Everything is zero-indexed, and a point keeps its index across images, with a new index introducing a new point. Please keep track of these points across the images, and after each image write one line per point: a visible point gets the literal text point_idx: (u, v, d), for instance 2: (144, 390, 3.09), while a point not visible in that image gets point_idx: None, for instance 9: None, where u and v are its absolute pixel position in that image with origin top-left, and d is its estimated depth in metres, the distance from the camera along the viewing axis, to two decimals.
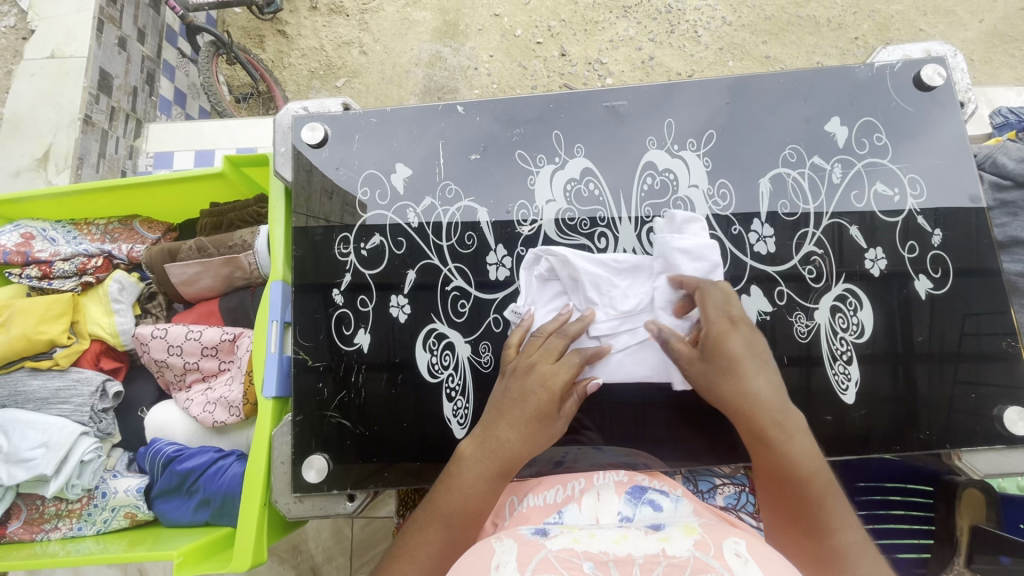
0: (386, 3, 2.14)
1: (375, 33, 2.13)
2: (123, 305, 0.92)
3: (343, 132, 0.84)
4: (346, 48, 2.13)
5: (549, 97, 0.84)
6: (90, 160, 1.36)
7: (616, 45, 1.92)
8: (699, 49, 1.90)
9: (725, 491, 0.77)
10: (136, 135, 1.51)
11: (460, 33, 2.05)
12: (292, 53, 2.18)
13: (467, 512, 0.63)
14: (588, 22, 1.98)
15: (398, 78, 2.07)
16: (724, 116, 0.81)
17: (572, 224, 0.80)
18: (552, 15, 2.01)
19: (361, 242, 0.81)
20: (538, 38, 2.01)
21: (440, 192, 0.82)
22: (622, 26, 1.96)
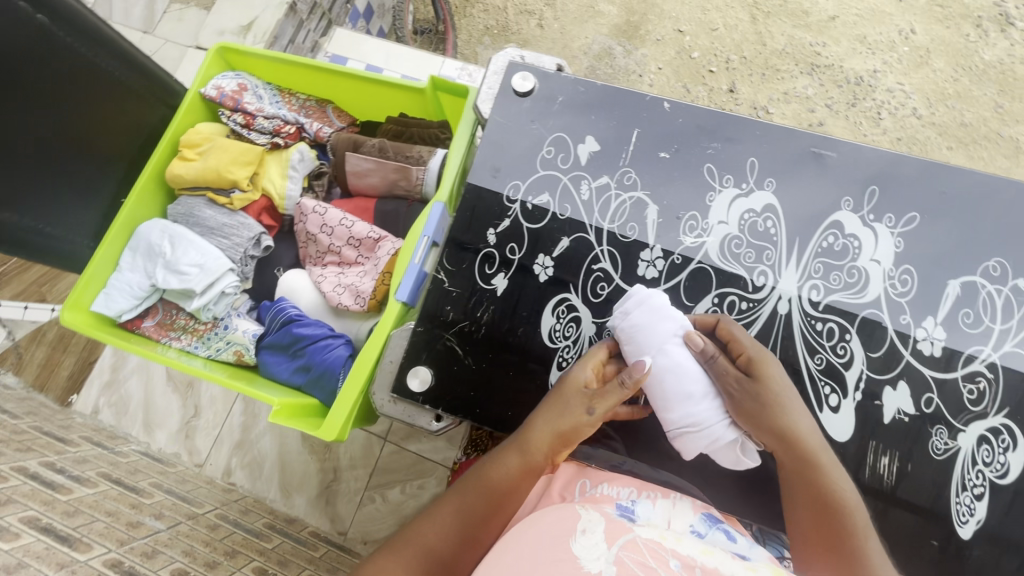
0: None
1: (558, 11, 2.16)
2: (297, 174, 1.01)
3: (550, 90, 0.87)
4: (527, 17, 2.19)
5: (757, 123, 0.82)
6: (284, 42, 1.48)
7: (789, 100, 1.84)
8: (876, 131, 1.79)
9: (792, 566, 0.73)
10: (324, 34, 1.63)
11: (638, 37, 2.04)
12: (474, 5, 2.26)
13: (505, 488, 0.65)
14: (769, 68, 1.91)
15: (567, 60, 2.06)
16: (934, 202, 0.76)
17: (736, 252, 0.78)
18: (735, 49, 1.95)
19: (529, 195, 0.83)
20: (712, 66, 1.96)
21: (619, 176, 0.82)
22: (802, 83, 1.88)
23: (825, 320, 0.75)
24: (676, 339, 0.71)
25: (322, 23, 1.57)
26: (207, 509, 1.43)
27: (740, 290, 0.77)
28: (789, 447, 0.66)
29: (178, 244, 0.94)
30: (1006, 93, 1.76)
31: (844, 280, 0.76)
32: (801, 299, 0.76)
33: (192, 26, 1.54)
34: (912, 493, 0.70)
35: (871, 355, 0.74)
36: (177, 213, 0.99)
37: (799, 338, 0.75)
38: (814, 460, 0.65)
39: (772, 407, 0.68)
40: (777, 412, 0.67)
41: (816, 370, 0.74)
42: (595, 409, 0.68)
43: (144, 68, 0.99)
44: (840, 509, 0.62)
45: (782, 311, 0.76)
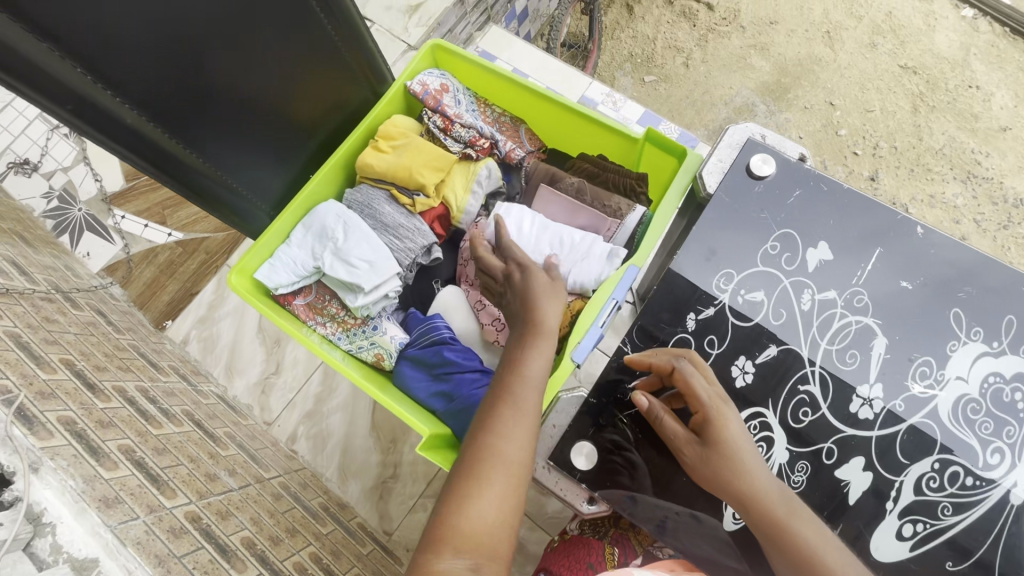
0: (734, 34, 2.22)
1: (707, 54, 2.21)
2: (480, 190, 0.98)
3: (789, 180, 0.79)
4: (673, 52, 2.24)
5: (1022, 277, 0.72)
6: (443, 30, 1.47)
7: (934, 204, 1.98)
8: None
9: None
10: (477, 27, 1.61)
11: (785, 100, 2.14)
12: (625, 30, 2.29)
13: (507, 465, 0.59)
14: (920, 165, 2.04)
15: (701, 107, 2.16)
16: None
17: (971, 418, 0.69)
18: (886, 137, 2.07)
19: (742, 288, 0.77)
20: (857, 148, 2.07)
21: (848, 295, 0.75)
22: (952, 190, 2.00)
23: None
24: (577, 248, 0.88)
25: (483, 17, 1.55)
26: (273, 474, 1.26)
27: (966, 460, 0.68)
28: (750, 510, 0.63)
29: (353, 234, 0.92)
30: None
31: None
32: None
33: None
34: None
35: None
36: (355, 200, 0.97)
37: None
38: (779, 520, 0.61)
39: (730, 467, 0.64)
40: (731, 470, 0.64)
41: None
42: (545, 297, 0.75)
43: (371, 57, 0.99)
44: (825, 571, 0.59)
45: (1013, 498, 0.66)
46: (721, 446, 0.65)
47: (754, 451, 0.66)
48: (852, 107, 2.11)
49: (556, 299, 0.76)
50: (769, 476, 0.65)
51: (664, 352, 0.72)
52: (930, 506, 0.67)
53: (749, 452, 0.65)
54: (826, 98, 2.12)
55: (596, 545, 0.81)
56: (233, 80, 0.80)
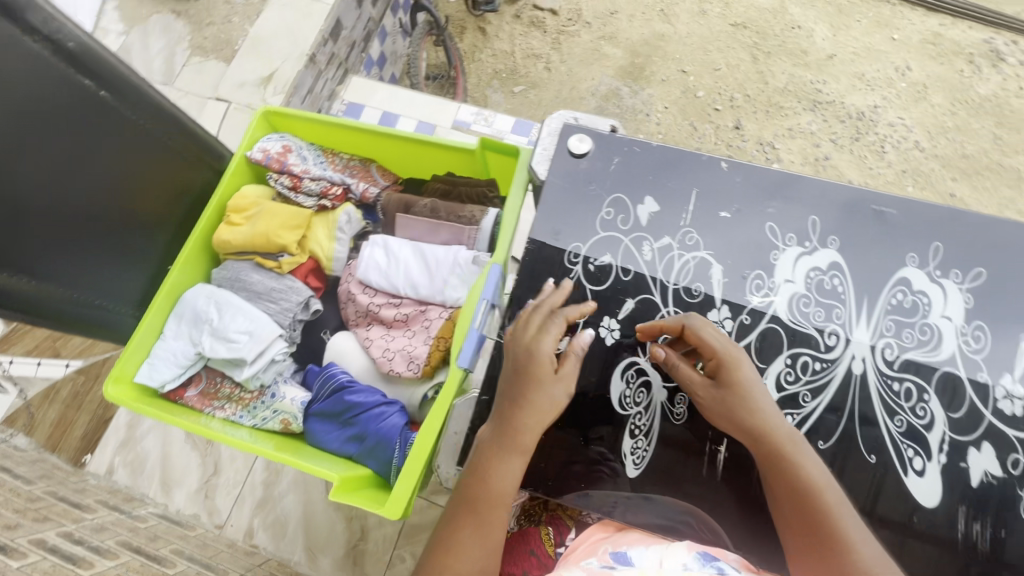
0: (583, 31, 2.40)
1: (564, 54, 2.38)
2: (345, 236, 1.00)
3: (605, 150, 0.87)
4: (534, 60, 2.39)
5: (814, 180, 0.83)
6: (301, 93, 1.50)
7: (793, 135, 2.18)
8: (881, 164, 2.12)
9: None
10: (339, 82, 1.66)
11: (644, 78, 2.31)
12: (484, 50, 2.44)
13: (509, 440, 0.68)
14: (772, 105, 2.24)
15: (572, 101, 2.30)
16: (998, 257, 0.77)
17: (805, 311, 0.78)
18: (738, 88, 2.27)
19: (591, 257, 0.83)
20: (717, 104, 2.25)
21: (681, 236, 0.82)
22: (806, 119, 2.20)
23: (903, 380, 0.74)
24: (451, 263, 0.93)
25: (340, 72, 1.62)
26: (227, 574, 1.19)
27: (811, 349, 0.76)
28: (757, 442, 0.67)
29: (226, 310, 0.92)
30: (1004, 127, 2.14)
31: (916, 337, 0.76)
32: (875, 357, 0.75)
33: (211, 78, 1.53)
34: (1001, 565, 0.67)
35: (952, 415, 0.72)
36: (224, 278, 0.97)
37: (878, 399, 0.73)
38: (792, 462, 0.65)
39: (737, 406, 0.68)
40: (745, 409, 0.68)
41: (898, 433, 0.72)
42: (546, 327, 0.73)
43: (195, 136, 0.99)
44: (822, 500, 0.63)
45: (857, 370, 0.75)
46: (727, 387, 0.69)
47: (770, 400, 0.69)
48: (702, 70, 2.30)
49: (551, 327, 0.74)
50: (785, 425, 0.68)
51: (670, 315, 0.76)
52: (795, 398, 0.75)
53: (759, 393, 0.69)
54: (678, 67, 2.31)
55: (534, 532, 0.84)
56: (41, 194, 0.78)
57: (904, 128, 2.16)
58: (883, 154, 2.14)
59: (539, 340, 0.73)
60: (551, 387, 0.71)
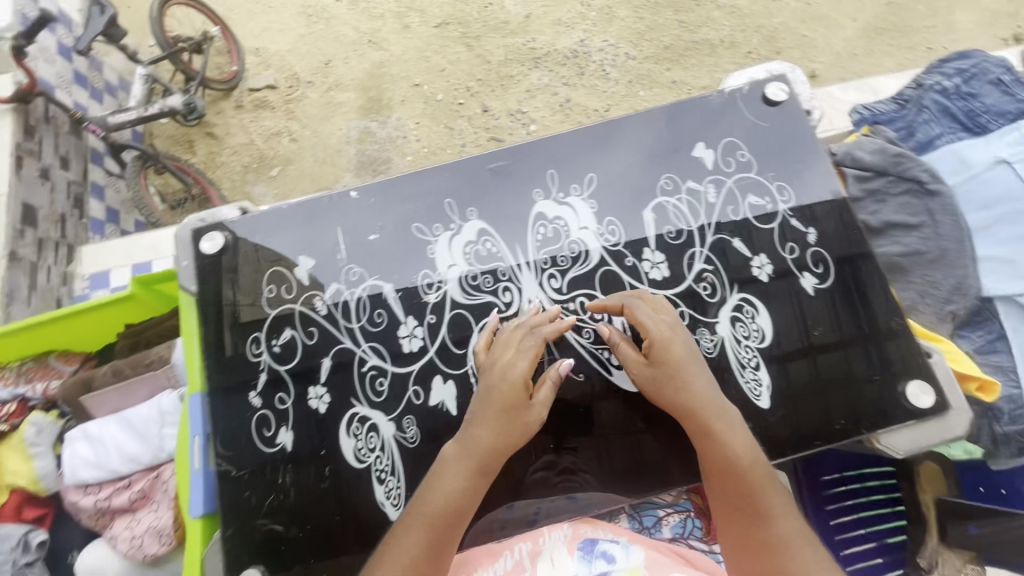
0: (308, 91, 2.38)
1: (302, 119, 2.34)
2: (43, 447, 0.89)
3: (242, 234, 0.86)
4: (278, 138, 2.33)
5: (435, 168, 0.88)
6: (20, 299, 1.35)
7: (533, 93, 2.24)
8: (610, 85, 2.24)
9: (670, 522, 0.84)
10: (68, 261, 1.51)
11: (385, 107, 2.32)
12: (224, 152, 2.34)
13: (472, 457, 0.67)
14: (503, 77, 2.30)
15: (331, 158, 2.28)
16: (598, 158, 0.86)
17: (475, 284, 0.82)
18: (468, 77, 2.32)
19: (272, 339, 0.81)
20: (459, 99, 2.29)
21: (345, 276, 0.83)
22: (536, 76, 2.28)
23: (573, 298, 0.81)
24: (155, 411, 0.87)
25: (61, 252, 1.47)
26: None
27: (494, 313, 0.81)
28: (687, 418, 0.69)
29: None
30: (681, 12, 2.32)
31: (569, 257, 0.83)
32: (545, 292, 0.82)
33: None
34: None
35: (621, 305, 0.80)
36: None
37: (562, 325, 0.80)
38: (705, 431, 0.68)
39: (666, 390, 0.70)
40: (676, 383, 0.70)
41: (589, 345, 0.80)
42: (517, 354, 0.71)
43: None
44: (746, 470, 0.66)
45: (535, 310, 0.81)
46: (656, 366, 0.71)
47: (701, 371, 0.71)
48: (432, 76, 2.34)
49: (527, 349, 0.71)
50: (710, 392, 0.70)
51: (614, 298, 0.77)
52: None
53: (698, 378, 0.70)
54: (411, 83, 2.34)
55: None
56: None
57: (613, 47, 2.29)
58: (609, 76, 2.26)
59: (507, 372, 0.70)
60: (526, 417, 0.69)
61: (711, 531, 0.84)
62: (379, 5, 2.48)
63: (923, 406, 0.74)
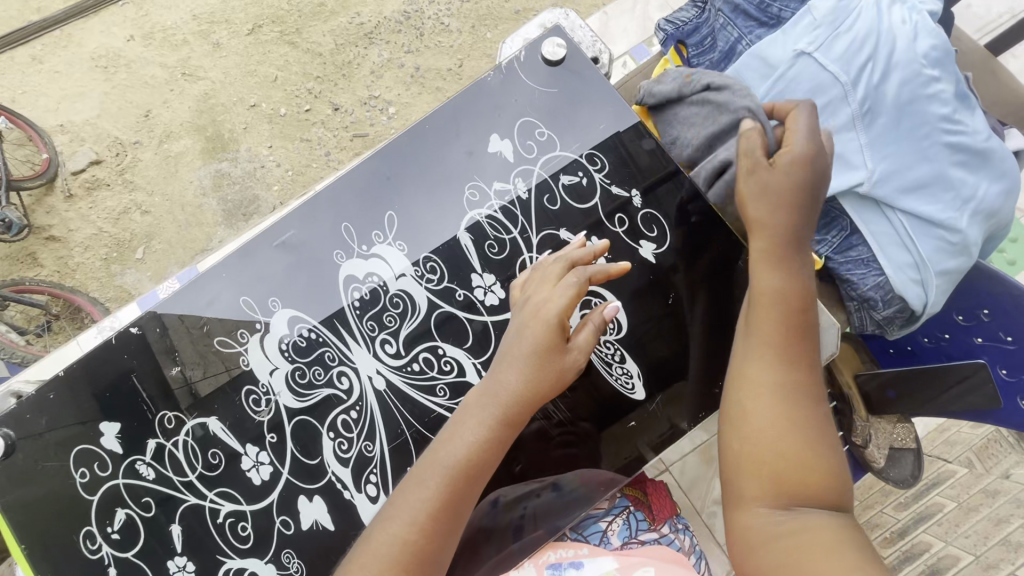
0: (140, 153, 2.03)
1: (146, 186, 2.01)
2: None
3: (20, 424, 0.72)
4: (127, 217, 2.00)
5: (218, 266, 0.76)
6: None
7: (380, 74, 2.04)
8: (454, 37, 2.07)
9: (615, 529, 0.79)
10: None
11: (230, 141, 2.03)
12: (75, 251, 1.97)
13: (495, 405, 0.60)
14: (343, 65, 2.06)
15: (197, 217, 2.00)
16: (393, 190, 0.76)
17: (305, 380, 0.73)
18: (305, 78, 2.06)
19: (106, 527, 0.70)
20: (304, 105, 2.05)
21: (161, 426, 0.72)
22: (376, 53, 2.06)
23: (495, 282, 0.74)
24: None
25: None
26: None
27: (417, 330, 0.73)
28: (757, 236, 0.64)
29: None
30: None
31: (395, 313, 0.73)
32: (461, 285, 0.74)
33: None
34: (579, 415, 0.72)
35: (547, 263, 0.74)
36: None
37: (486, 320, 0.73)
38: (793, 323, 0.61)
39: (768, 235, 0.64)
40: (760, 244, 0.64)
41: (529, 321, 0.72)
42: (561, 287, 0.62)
43: None
44: (800, 338, 0.60)
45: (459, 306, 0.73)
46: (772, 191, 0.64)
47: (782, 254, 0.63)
48: (266, 90, 2.05)
49: (566, 284, 0.62)
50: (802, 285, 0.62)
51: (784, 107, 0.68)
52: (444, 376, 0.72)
53: (800, 213, 0.63)
54: (247, 106, 2.05)
55: None
56: None
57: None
58: (449, 28, 2.07)
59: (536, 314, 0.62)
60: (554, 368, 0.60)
61: (655, 516, 0.82)
62: (178, 28, 2.09)
63: None
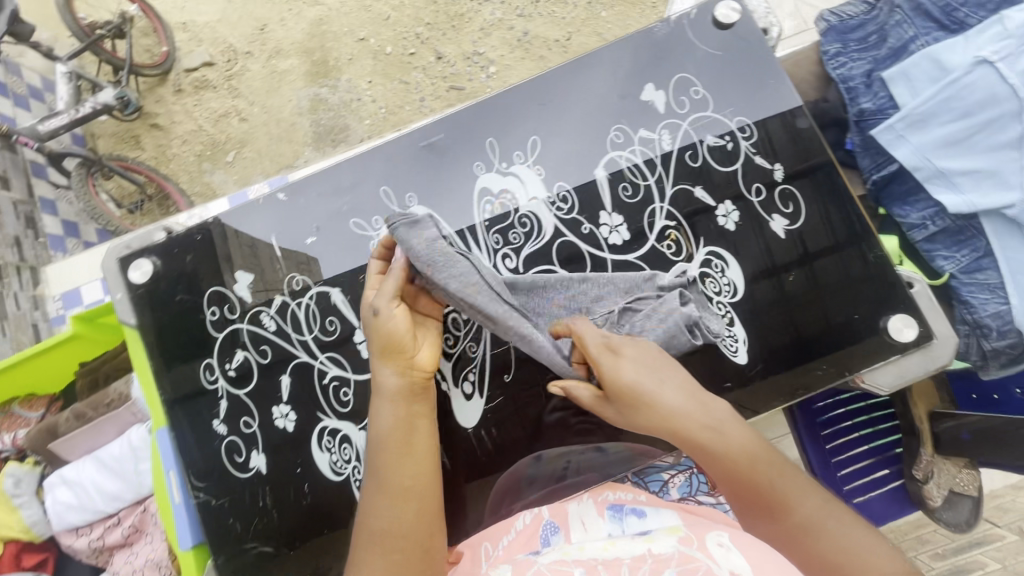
0: (249, 63, 2.13)
1: (247, 95, 2.11)
2: (26, 497, 0.88)
3: (172, 257, 0.81)
4: (226, 120, 2.10)
5: (365, 154, 0.80)
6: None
7: (487, 33, 2.04)
8: (569, 11, 2.05)
9: (676, 483, 0.85)
10: (35, 283, 1.54)
11: (333, 68, 2.09)
12: (172, 142, 2.10)
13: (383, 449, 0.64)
14: (454, 17, 2.08)
15: (287, 134, 2.08)
16: (542, 118, 0.79)
17: None
18: (415, 22, 2.09)
19: (226, 364, 0.78)
20: (409, 49, 2.08)
21: (288, 287, 0.78)
22: (488, 12, 2.07)
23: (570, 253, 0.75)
24: (125, 448, 0.85)
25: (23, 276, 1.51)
26: None
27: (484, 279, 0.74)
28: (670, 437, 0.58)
29: None
30: None
31: (521, 232, 0.77)
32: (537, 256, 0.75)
33: None
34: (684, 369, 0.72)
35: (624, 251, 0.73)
36: None
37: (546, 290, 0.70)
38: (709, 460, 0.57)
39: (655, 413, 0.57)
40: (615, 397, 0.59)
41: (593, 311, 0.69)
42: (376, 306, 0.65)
43: None
44: (747, 483, 0.55)
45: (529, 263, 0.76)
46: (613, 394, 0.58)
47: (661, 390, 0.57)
48: (377, 27, 2.09)
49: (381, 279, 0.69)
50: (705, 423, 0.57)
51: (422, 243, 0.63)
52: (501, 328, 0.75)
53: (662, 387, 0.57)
54: (356, 38, 2.10)
55: None
56: None
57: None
58: (566, 0, 2.06)
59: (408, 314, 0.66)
60: (423, 398, 0.66)
61: (719, 483, 0.85)
62: None
63: (905, 339, 0.70)
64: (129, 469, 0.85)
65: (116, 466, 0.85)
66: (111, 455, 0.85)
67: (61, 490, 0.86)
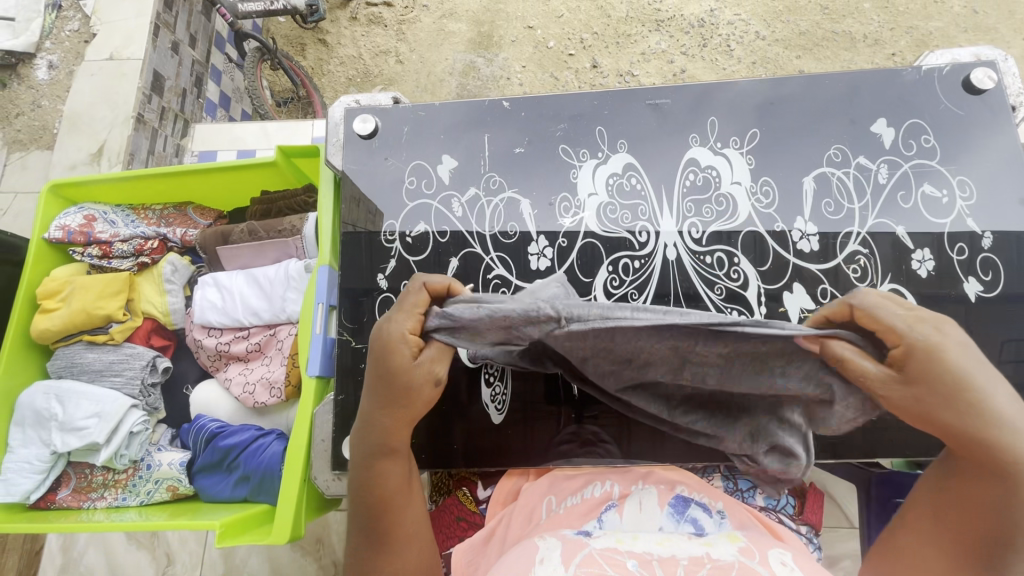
0: (423, 14, 2.10)
1: (412, 43, 2.08)
2: (175, 286, 0.98)
3: (392, 124, 0.88)
4: (384, 57, 2.09)
5: (592, 95, 0.86)
6: (141, 156, 1.44)
7: (646, 59, 1.86)
8: (731, 62, 1.84)
9: (765, 492, 0.79)
10: (183, 134, 1.60)
11: (495, 44, 2.00)
12: (331, 61, 2.14)
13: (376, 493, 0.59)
14: (621, 35, 1.92)
15: (432, 87, 2.02)
16: (766, 116, 0.82)
17: (614, 217, 0.81)
18: (585, 28, 1.95)
19: (406, 230, 0.84)
20: (570, 49, 1.94)
21: (484, 183, 0.84)
22: (654, 40, 1.89)
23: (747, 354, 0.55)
24: (280, 273, 0.92)
25: (178, 124, 1.55)
26: None
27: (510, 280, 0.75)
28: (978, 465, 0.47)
29: (67, 401, 0.87)
30: None
31: (715, 209, 0.80)
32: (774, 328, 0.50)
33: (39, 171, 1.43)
34: None
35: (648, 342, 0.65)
36: (59, 368, 0.92)
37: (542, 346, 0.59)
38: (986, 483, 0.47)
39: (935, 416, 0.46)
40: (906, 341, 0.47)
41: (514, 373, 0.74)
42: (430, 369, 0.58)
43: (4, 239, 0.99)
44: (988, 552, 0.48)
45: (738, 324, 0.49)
46: (923, 385, 0.46)
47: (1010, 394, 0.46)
48: (547, 21, 1.98)
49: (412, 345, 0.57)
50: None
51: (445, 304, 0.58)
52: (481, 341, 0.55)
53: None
54: (524, 25, 1.99)
55: (452, 499, 0.85)
56: None
57: (744, 23, 1.86)
58: (731, 52, 1.85)
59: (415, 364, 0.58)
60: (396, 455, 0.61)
61: (803, 512, 0.79)
62: None
63: None
64: (277, 293, 0.91)
65: (264, 286, 0.92)
66: (268, 275, 0.92)
67: (210, 292, 0.93)
